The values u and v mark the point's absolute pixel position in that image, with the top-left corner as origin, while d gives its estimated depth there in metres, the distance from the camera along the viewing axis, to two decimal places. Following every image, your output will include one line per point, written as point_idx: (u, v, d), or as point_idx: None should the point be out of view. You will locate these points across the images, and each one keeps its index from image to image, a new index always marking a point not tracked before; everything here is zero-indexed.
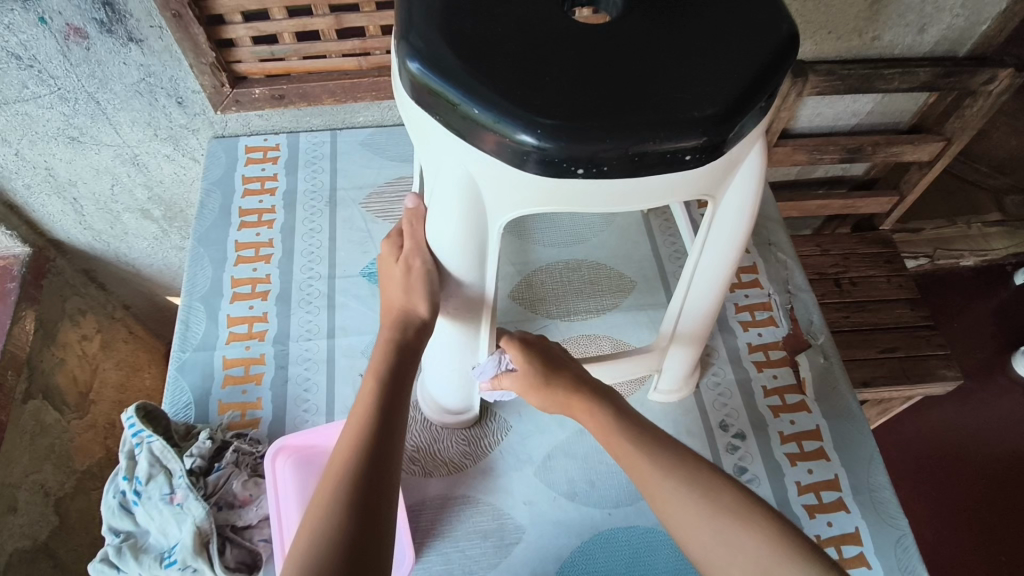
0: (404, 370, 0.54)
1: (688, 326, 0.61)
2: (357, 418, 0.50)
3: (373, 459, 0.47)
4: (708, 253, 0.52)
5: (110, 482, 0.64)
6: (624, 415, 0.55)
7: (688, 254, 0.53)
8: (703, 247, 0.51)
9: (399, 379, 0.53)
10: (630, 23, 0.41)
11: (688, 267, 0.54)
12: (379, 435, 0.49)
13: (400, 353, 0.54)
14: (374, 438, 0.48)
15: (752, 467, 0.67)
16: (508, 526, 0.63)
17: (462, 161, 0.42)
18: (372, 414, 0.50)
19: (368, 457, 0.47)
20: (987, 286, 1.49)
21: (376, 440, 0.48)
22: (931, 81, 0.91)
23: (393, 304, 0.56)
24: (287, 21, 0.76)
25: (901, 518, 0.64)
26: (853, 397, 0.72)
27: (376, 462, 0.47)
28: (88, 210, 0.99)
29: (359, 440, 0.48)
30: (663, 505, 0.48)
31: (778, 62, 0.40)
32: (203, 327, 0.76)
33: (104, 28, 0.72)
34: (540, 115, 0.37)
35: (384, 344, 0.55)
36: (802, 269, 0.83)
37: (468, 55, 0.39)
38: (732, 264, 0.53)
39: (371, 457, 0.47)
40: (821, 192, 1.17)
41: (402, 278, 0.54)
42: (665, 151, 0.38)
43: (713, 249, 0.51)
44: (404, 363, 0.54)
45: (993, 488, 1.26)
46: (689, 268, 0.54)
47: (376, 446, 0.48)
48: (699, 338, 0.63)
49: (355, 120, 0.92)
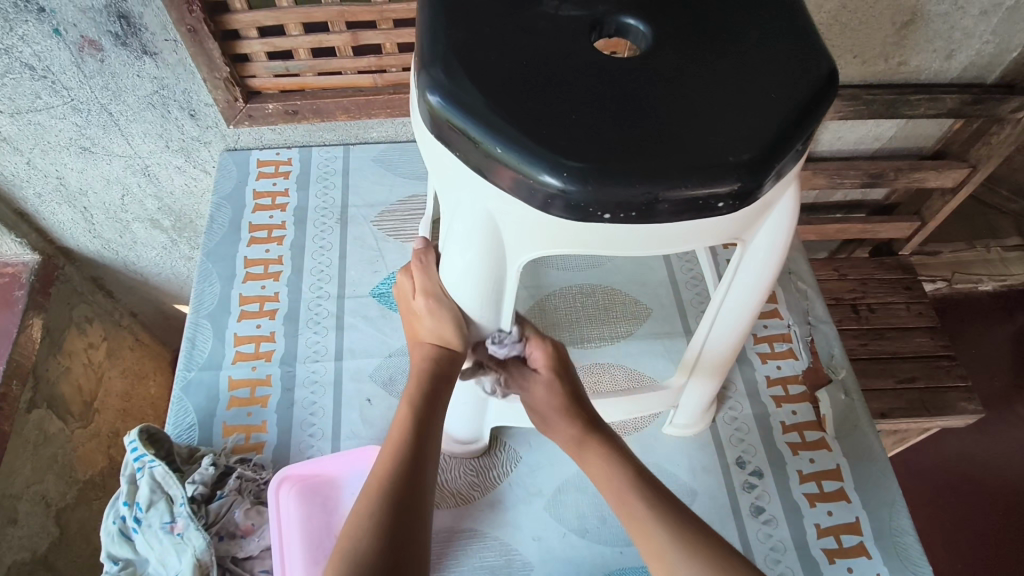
0: (432, 404, 0.52)
1: (715, 361, 0.59)
2: (386, 457, 0.49)
3: (397, 506, 0.45)
4: (733, 295, 0.50)
5: (110, 506, 0.63)
6: (629, 456, 0.51)
7: (712, 295, 0.52)
8: (729, 287, 0.50)
9: (428, 416, 0.51)
10: (661, 57, 0.40)
11: (713, 307, 0.52)
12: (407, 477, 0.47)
13: (430, 388, 0.52)
14: (398, 483, 0.46)
15: (769, 507, 0.65)
16: (516, 562, 0.62)
17: (480, 198, 0.41)
18: (399, 454, 0.48)
19: (393, 503, 0.45)
20: (1005, 312, 1.46)
21: (401, 485, 0.46)
22: (957, 108, 0.88)
23: (421, 335, 0.54)
24: (303, 37, 0.75)
25: (925, 565, 0.62)
26: (876, 437, 0.70)
27: (400, 508, 0.45)
28: (98, 219, 0.99)
29: (382, 486, 0.46)
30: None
31: (817, 103, 0.38)
32: (210, 345, 0.75)
33: (118, 41, 0.71)
34: (566, 157, 0.35)
35: (417, 373, 0.53)
36: (823, 300, 0.81)
37: (491, 90, 0.37)
38: (759, 304, 0.51)
39: (395, 502, 0.45)
40: (840, 216, 1.15)
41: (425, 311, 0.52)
42: (697, 197, 0.36)
43: (739, 289, 0.50)
44: (436, 395, 0.52)
45: (1011, 521, 1.23)
46: (712, 307, 0.53)
47: (401, 488, 0.46)
48: (722, 369, 0.60)
49: (368, 135, 0.91)
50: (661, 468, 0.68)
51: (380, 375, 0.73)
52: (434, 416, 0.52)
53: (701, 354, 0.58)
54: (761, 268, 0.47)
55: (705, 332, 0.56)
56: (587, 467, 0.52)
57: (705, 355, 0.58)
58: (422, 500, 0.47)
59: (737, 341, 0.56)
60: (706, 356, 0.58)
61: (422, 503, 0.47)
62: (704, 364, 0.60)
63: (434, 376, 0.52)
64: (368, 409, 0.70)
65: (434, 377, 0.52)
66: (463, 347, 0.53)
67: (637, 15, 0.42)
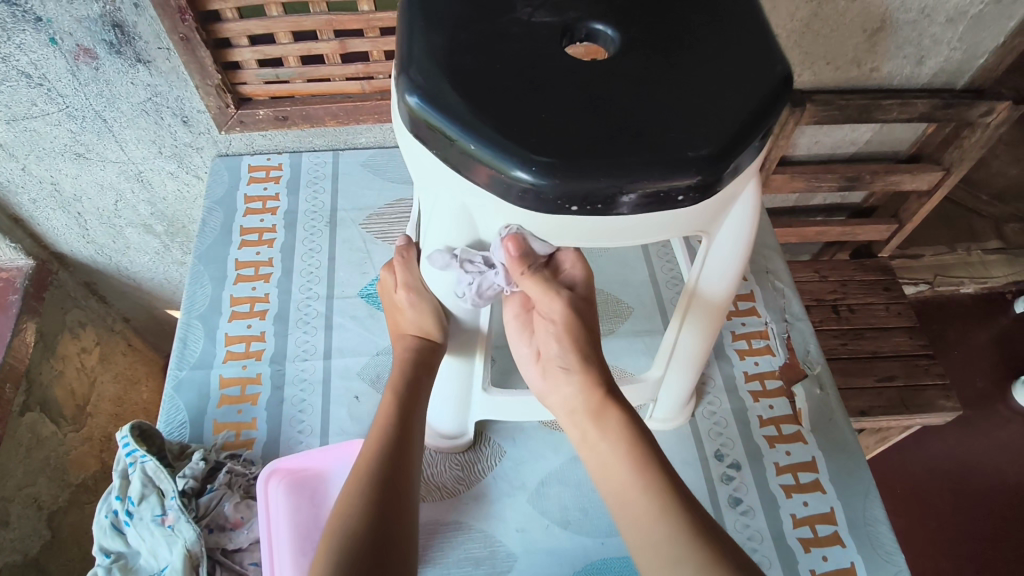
0: (415, 392, 0.54)
1: (711, 304, 0.55)
2: (373, 442, 0.51)
3: (387, 487, 0.47)
4: (711, 262, 0.51)
5: (102, 500, 0.64)
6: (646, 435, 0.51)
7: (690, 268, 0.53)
8: (709, 249, 0.49)
9: (410, 403, 0.53)
10: (626, 60, 0.42)
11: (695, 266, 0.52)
12: (391, 460, 0.49)
13: (411, 377, 0.54)
14: (384, 465, 0.48)
15: (747, 498, 0.67)
16: (500, 553, 0.63)
17: (457, 195, 0.43)
18: (385, 439, 0.50)
19: (381, 485, 0.47)
20: (987, 314, 1.49)
21: (387, 466, 0.48)
22: (929, 112, 0.91)
23: (402, 329, 0.56)
24: (292, 45, 0.77)
25: (898, 554, 0.63)
26: (850, 429, 0.72)
27: (388, 488, 0.47)
28: (91, 224, 1.00)
29: (370, 467, 0.48)
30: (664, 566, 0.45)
31: (773, 103, 0.41)
32: (201, 345, 0.76)
33: (113, 49, 0.74)
34: (536, 153, 0.37)
35: (399, 362, 0.55)
36: (799, 298, 0.83)
37: (466, 91, 0.40)
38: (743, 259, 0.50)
39: (383, 484, 0.47)
40: (819, 219, 1.18)
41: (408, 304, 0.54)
42: (660, 190, 0.38)
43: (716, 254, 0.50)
44: (417, 381, 0.54)
45: (993, 519, 1.25)
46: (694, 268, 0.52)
47: (388, 470, 0.48)
48: (719, 315, 0.56)
49: (357, 141, 0.93)
50: None
51: (367, 372, 0.75)
52: (416, 403, 0.54)
53: (696, 293, 0.54)
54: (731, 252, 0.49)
55: (696, 274, 0.53)
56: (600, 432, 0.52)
57: (702, 294, 0.54)
58: (409, 480, 0.49)
59: (711, 332, 0.58)
60: (703, 293, 0.54)
61: (408, 484, 0.49)
62: (701, 303, 0.55)
63: (415, 365, 0.54)
64: (356, 406, 0.72)
65: (415, 366, 0.54)
66: (445, 339, 0.55)
67: (605, 20, 0.45)
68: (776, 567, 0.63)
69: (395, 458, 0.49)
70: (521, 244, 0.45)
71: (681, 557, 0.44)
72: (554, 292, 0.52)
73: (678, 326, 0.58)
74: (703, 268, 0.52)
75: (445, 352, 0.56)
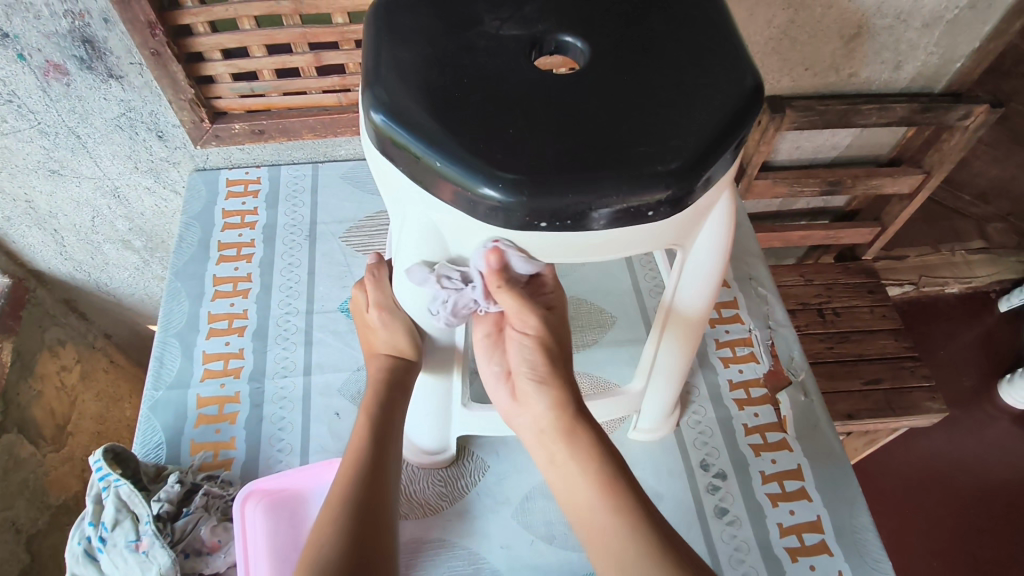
0: (389, 414, 0.53)
1: (685, 321, 0.56)
2: (347, 465, 0.50)
3: (364, 513, 0.46)
4: (683, 283, 0.52)
5: (76, 526, 0.63)
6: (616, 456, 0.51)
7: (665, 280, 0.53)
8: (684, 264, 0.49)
9: (385, 425, 0.52)
10: (596, 72, 0.42)
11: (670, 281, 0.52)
12: (367, 484, 0.48)
13: (384, 399, 0.53)
14: (359, 489, 0.48)
15: (733, 509, 0.66)
16: (484, 571, 0.62)
17: (427, 211, 0.42)
18: (360, 462, 0.49)
19: (357, 510, 0.46)
20: (972, 313, 1.50)
21: (363, 490, 0.48)
22: (907, 116, 0.92)
23: (375, 348, 0.55)
24: (267, 59, 0.76)
25: (885, 561, 0.63)
26: (834, 435, 0.72)
27: (363, 512, 0.46)
28: (69, 241, 0.99)
29: (346, 493, 0.47)
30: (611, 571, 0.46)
31: (743, 114, 0.40)
32: (178, 364, 0.75)
33: (84, 64, 0.72)
34: (503, 169, 0.37)
35: (372, 383, 0.54)
36: (782, 304, 0.83)
37: (433, 107, 0.39)
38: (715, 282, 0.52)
39: (359, 508, 0.46)
40: (803, 223, 1.18)
41: (383, 322, 0.54)
42: (630, 205, 0.38)
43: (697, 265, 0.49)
44: (392, 401, 0.53)
45: (983, 519, 1.26)
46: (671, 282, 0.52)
47: (364, 493, 0.47)
48: (694, 335, 0.57)
49: (337, 153, 0.92)
50: None
51: (348, 389, 0.73)
52: (392, 423, 0.53)
53: (672, 308, 0.55)
54: (712, 244, 0.48)
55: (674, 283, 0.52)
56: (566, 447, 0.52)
57: (677, 310, 0.55)
58: (384, 503, 0.48)
59: (691, 343, 0.58)
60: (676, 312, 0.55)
61: (384, 505, 0.48)
62: (675, 322, 0.56)
63: (389, 386, 0.53)
64: (336, 423, 0.71)
65: (390, 387, 0.53)
66: (419, 357, 0.54)
67: (575, 32, 0.44)
68: None
69: (370, 481, 0.48)
70: (501, 257, 0.43)
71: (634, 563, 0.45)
72: (529, 305, 0.50)
73: (656, 343, 0.58)
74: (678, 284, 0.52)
75: (419, 370, 0.55)
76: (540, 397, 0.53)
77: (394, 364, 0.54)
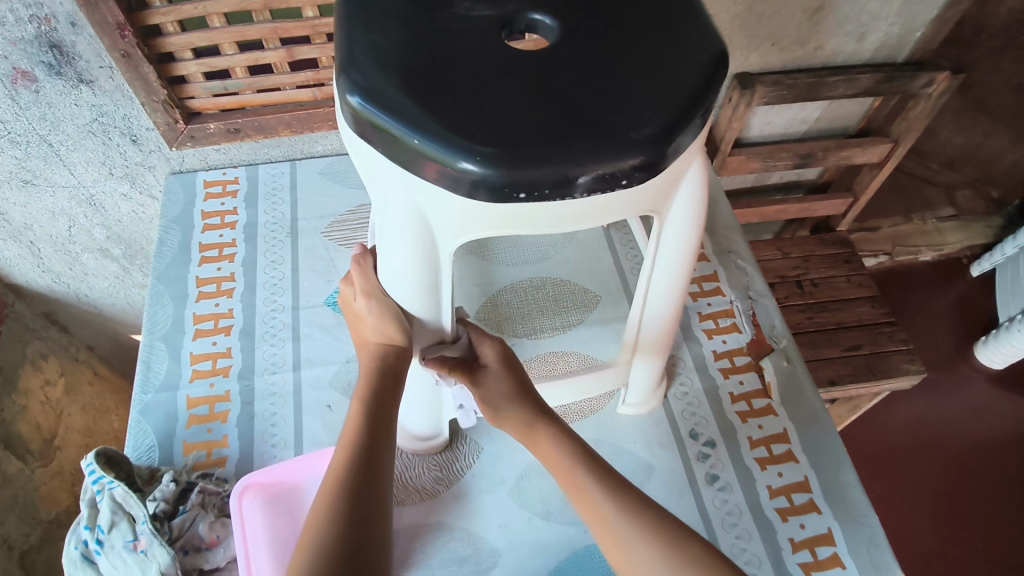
0: (382, 399, 0.53)
1: (652, 344, 0.63)
2: (342, 451, 0.50)
3: (357, 493, 0.47)
4: (662, 254, 0.52)
5: (72, 532, 0.62)
6: (579, 439, 0.53)
7: (644, 255, 0.53)
8: (656, 255, 0.53)
9: (378, 405, 0.53)
10: (567, 47, 0.42)
11: (642, 287, 0.56)
12: (363, 468, 0.49)
13: (380, 386, 0.54)
14: (356, 473, 0.48)
15: (723, 474, 0.68)
16: (483, 550, 0.63)
17: (409, 192, 0.43)
18: (355, 449, 0.50)
19: (352, 494, 0.47)
20: (945, 279, 1.54)
21: (358, 471, 0.48)
22: (873, 86, 0.94)
23: (367, 338, 0.57)
24: (239, 56, 0.76)
25: (871, 515, 0.65)
26: (818, 398, 0.74)
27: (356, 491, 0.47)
28: (46, 252, 0.98)
29: (342, 478, 0.48)
30: (608, 531, 0.48)
31: (710, 80, 0.41)
32: (165, 367, 0.75)
33: (52, 70, 0.72)
34: (479, 144, 0.37)
35: (366, 370, 0.55)
36: (761, 275, 0.85)
37: (408, 88, 0.39)
38: (683, 281, 0.56)
39: (356, 492, 0.47)
40: (778, 197, 1.21)
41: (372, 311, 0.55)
42: (607, 173, 0.39)
43: (657, 286, 0.56)
44: (388, 386, 0.54)
45: (966, 476, 1.29)
46: (647, 267, 0.54)
47: (358, 476, 0.48)
48: (663, 352, 0.64)
49: (314, 149, 0.92)
50: (618, 447, 0.70)
51: (338, 381, 0.74)
52: (388, 408, 0.54)
53: (638, 339, 0.63)
54: (689, 218, 0.49)
55: (640, 312, 0.60)
56: (535, 443, 0.54)
57: (642, 341, 0.63)
58: (380, 488, 0.49)
59: (674, 315, 0.60)
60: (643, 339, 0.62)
61: (380, 485, 0.49)
62: (644, 345, 0.63)
63: (384, 373, 0.54)
64: (329, 416, 0.71)
65: (382, 373, 0.54)
66: (409, 343, 0.55)
67: (544, 11, 0.45)
68: (755, 539, 0.64)
69: (366, 465, 0.49)
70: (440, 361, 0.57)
71: (630, 528, 0.47)
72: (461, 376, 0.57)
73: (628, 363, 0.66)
74: (651, 282, 0.56)
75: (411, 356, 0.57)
76: (505, 410, 0.56)
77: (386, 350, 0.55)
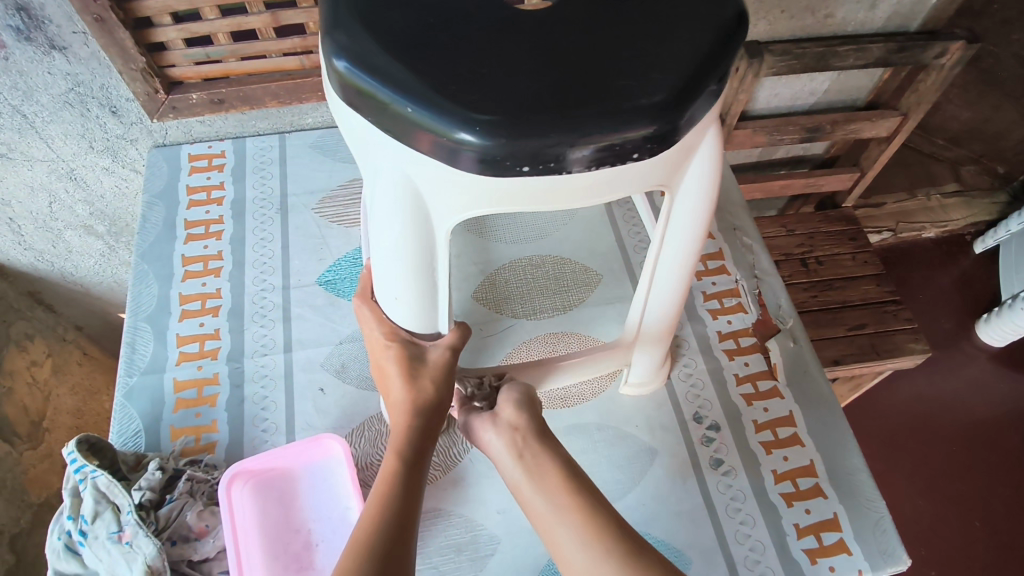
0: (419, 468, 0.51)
1: (654, 332, 0.62)
2: (372, 512, 0.47)
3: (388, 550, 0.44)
4: (671, 232, 0.50)
5: (55, 521, 0.61)
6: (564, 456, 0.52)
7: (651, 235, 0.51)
8: (664, 236, 0.50)
9: (420, 451, 0.52)
10: (571, 6, 0.39)
11: (650, 262, 0.53)
12: (395, 531, 0.45)
13: (417, 447, 0.52)
14: (386, 534, 0.45)
15: (728, 458, 0.66)
16: (482, 537, 0.61)
17: (399, 164, 0.40)
18: (386, 511, 0.46)
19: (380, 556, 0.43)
20: (948, 256, 1.51)
21: (387, 535, 0.45)
22: (884, 57, 0.90)
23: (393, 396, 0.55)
24: (220, 21, 0.71)
25: (878, 500, 0.64)
26: (825, 380, 0.72)
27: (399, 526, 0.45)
28: (27, 230, 0.94)
29: (369, 539, 0.44)
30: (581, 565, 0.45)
31: (726, 43, 0.38)
32: (151, 349, 0.72)
33: (21, 35, 0.68)
34: (477, 111, 0.34)
35: (402, 430, 0.52)
36: (768, 253, 0.82)
37: (398, 50, 0.36)
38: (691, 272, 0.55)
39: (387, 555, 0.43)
40: (783, 172, 1.18)
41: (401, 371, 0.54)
42: (615, 143, 0.36)
43: (666, 262, 0.53)
44: (425, 449, 0.52)
45: (965, 454, 1.29)
46: (654, 245, 0.51)
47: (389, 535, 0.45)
48: (663, 342, 0.63)
49: (304, 121, 0.89)
50: (620, 431, 0.68)
51: (330, 363, 0.71)
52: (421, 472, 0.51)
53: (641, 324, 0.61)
54: (698, 195, 0.46)
55: (643, 303, 0.58)
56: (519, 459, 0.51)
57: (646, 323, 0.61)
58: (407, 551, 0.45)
59: (680, 297, 0.58)
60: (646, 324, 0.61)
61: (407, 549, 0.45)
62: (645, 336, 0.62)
63: (420, 435, 0.52)
64: (321, 399, 0.69)
65: (418, 436, 0.52)
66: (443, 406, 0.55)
67: None
68: (760, 524, 0.62)
69: (398, 527, 0.45)
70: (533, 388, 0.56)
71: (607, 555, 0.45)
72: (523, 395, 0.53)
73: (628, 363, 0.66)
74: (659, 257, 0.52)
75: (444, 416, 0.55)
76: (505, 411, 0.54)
77: (422, 407, 0.53)
